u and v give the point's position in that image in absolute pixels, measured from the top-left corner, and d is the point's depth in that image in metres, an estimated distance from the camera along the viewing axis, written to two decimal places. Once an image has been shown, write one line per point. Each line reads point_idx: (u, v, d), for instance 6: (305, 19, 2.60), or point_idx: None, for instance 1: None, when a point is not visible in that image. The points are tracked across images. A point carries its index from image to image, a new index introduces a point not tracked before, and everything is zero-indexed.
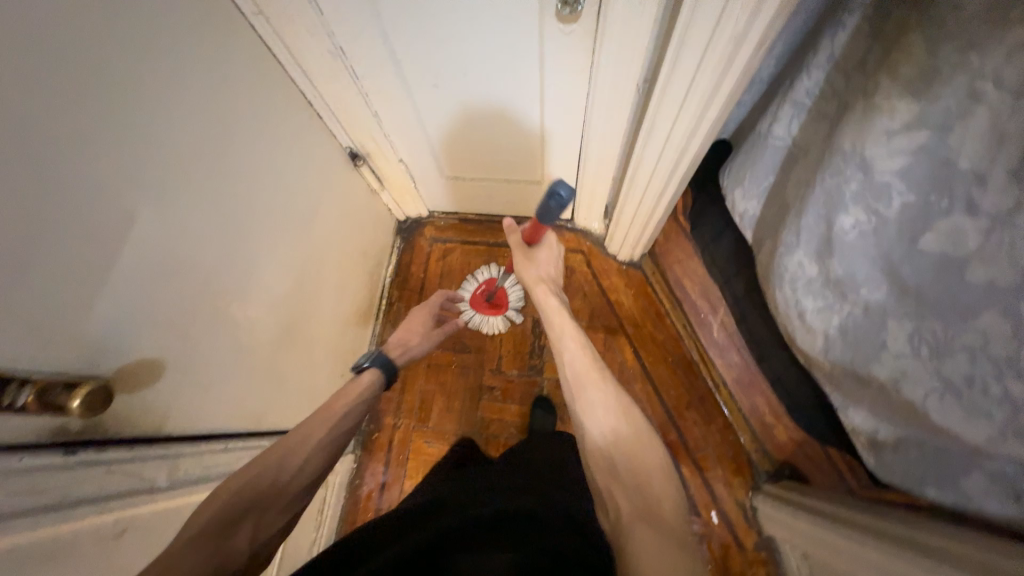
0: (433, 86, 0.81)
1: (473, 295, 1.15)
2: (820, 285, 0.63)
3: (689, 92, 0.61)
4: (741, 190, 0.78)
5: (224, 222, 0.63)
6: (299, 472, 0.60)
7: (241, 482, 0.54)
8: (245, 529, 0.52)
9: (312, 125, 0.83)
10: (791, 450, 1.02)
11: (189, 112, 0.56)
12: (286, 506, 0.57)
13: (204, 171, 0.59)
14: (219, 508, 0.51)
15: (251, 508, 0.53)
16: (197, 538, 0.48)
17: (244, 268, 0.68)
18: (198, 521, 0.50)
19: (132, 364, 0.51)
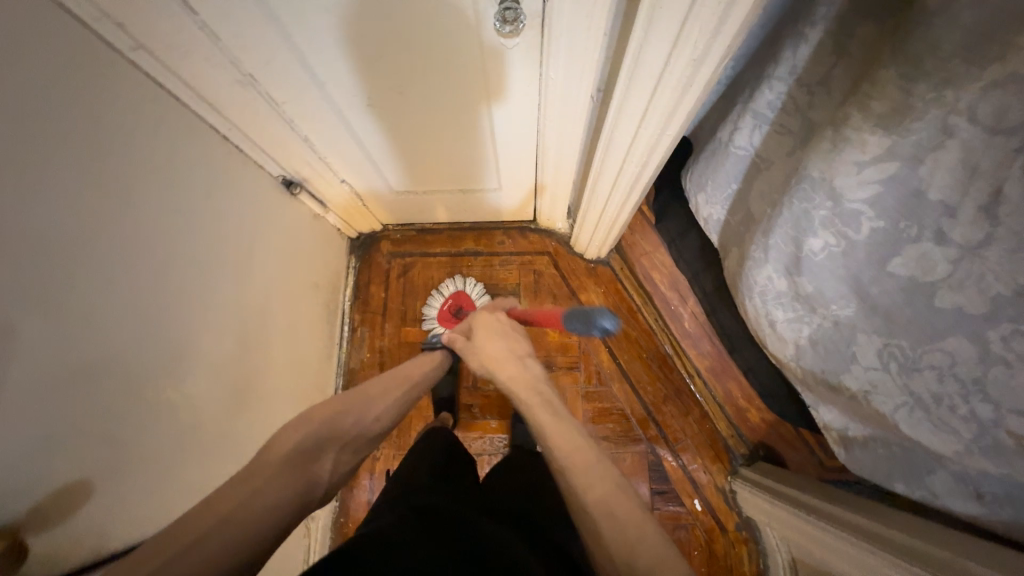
0: (367, 105, 0.73)
1: (439, 311, 1.12)
2: (789, 299, 0.63)
3: (646, 113, 0.56)
4: (704, 196, 0.75)
5: (138, 301, 0.55)
6: (368, 419, 0.65)
7: (326, 418, 0.59)
8: (333, 455, 0.57)
9: (231, 160, 0.73)
10: (763, 430, 1.06)
11: (75, 186, 0.47)
12: (351, 446, 0.61)
13: (107, 248, 0.51)
14: (315, 428, 0.57)
15: (330, 440, 0.57)
16: (291, 459, 0.51)
17: (169, 348, 0.60)
18: (289, 441, 0.53)
19: (53, 493, 0.45)
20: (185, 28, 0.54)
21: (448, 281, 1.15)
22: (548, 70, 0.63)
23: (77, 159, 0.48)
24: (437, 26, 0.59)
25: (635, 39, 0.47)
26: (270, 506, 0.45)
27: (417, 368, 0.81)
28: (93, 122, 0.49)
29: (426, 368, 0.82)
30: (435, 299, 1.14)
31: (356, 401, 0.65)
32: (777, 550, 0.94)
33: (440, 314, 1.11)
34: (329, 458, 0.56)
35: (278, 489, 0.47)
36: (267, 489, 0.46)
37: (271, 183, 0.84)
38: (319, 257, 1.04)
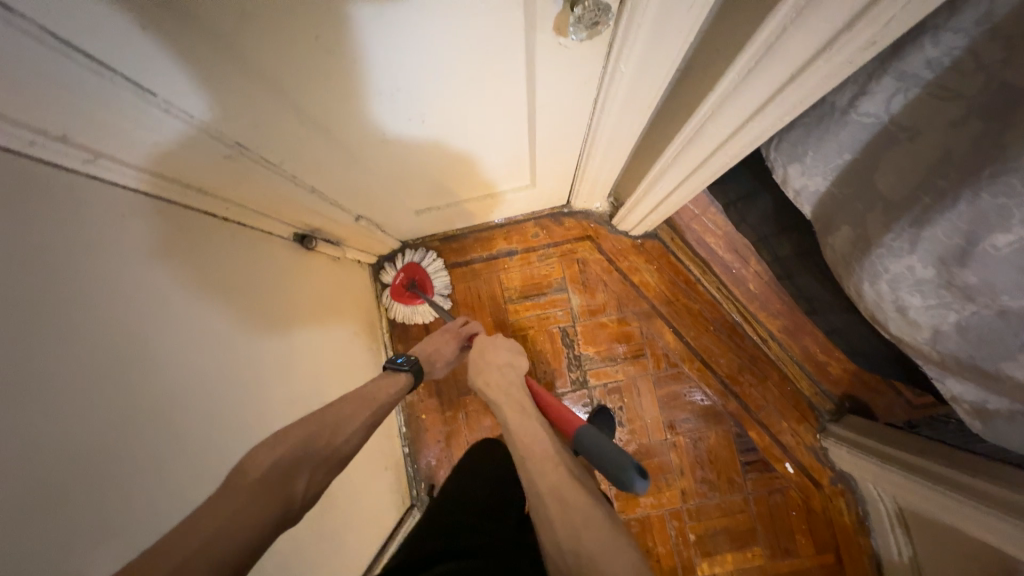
0: (383, 139, 0.61)
1: (393, 284, 1.05)
2: (934, 286, 0.53)
3: (763, 94, 0.45)
4: (796, 167, 0.62)
5: (189, 459, 0.47)
6: (341, 442, 0.59)
7: (297, 442, 0.54)
8: (303, 475, 0.52)
9: (240, 239, 0.61)
10: (848, 382, 0.99)
11: (70, 379, 0.37)
12: (324, 467, 0.55)
13: (138, 422, 0.42)
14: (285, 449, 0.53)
15: (302, 459, 0.53)
16: (265, 482, 0.48)
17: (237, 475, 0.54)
18: (261, 466, 0.49)
19: None
20: (145, 116, 0.40)
21: (399, 255, 1.07)
22: (616, 65, 0.49)
23: (57, 344, 0.36)
24: (455, 29, 0.44)
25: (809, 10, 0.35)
26: (241, 526, 0.42)
27: (381, 391, 0.70)
28: (73, 284, 0.38)
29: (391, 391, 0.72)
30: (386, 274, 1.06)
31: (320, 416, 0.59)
32: (881, 500, 0.94)
33: (394, 288, 1.04)
34: (303, 477, 0.52)
35: (253, 509, 0.44)
36: (237, 511, 0.43)
37: (284, 245, 0.72)
38: (348, 301, 0.94)
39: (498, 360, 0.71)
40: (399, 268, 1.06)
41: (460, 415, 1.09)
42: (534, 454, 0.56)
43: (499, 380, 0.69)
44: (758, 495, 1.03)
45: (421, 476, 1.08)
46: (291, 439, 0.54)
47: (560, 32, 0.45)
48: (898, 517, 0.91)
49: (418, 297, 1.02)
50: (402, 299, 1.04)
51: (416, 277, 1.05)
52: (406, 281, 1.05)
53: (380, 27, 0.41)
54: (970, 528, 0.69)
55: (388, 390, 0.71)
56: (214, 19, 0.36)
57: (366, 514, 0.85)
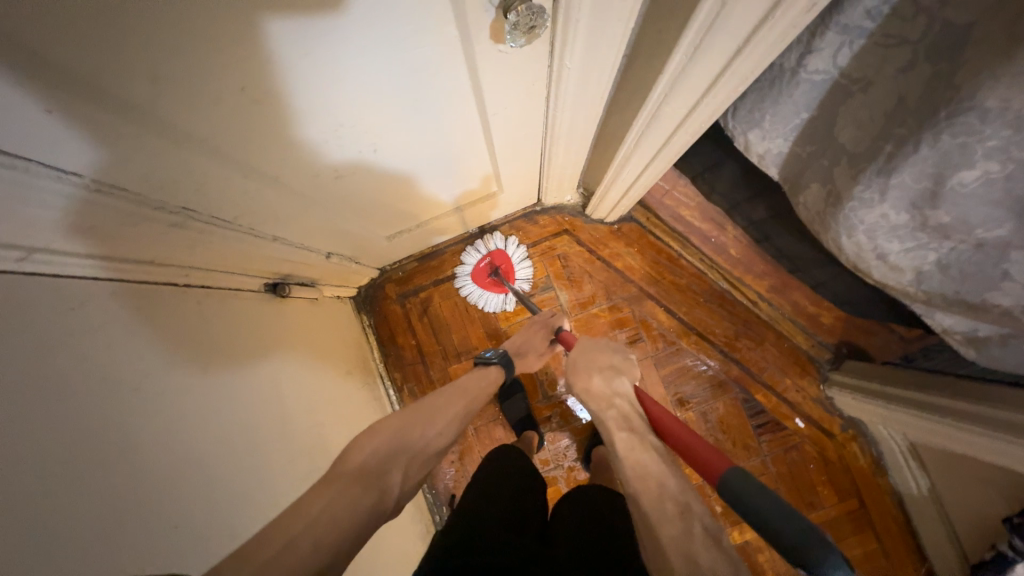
0: (338, 176, 0.59)
1: (476, 266, 1.03)
2: (908, 230, 0.53)
3: (715, 67, 0.44)
4: (757, 132, 0.63)
5: (199, 545, 0.45)
6: (431, 437, 0.59)
7: (389, 440, 0.53)
8: (397, 470, 0.52)
9: (209, 303, 0.58)
10: (840, 329, 1.01)
11: (47, 500, 0.34)
12: (420, 459, 0.57)
13: (133, 523, 0.39)
14: (381, 443, 0.52)
15: (399, 453, 0.54)
16: (364, 471, 0.49)
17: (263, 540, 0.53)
18: (360, 456, 0.50)
19: None
20: (72, 200, 0.38)
21: (485, 237, 1.05)
22: (563, 63, 0.48)
23: (23, 465, 0.33)
24: (393, 52, 0.42)
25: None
26: (341, 517, 0.42)
27: (475, 382, 0.71)
28: (37, 393, 0.35)
29: (484, 384, 0.71)
30: (468, 258, 1.03)
31: (418, 414, 0.59)
32: (891, 439, 0.96)
33: (475, 270, 1.03)
34: (394, 472, 0.52)
35: (345, 501, 0.44)
36: (335, 502, 0.43)
37: (257, 297, 0.69)
38: (335, 340, 0.91)
39: (603, 362, 0.66)
40: (482, 253, 1.04)
41: (468, 431, 1.08)
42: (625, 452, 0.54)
43: (602, 388, 0.63)
44: (775, 455, 1.04)
45: (441, 502, 1.06)
46: (386, 430, 0.54)
47: (497, 41, 0.44)
48: (910, 452, 0.93)
49: (501, 285, 1.02)
50: (484, 283, 1.03)
51: (500, 265, 1.03)
52: (490, 266, 1.03)
53: (304, 57, 0.39)
54: (983, 455, 0.70)
55: (480, 384, 0.71)
56: (124, 88, 0.33)
57: (394, 551, 0.83)
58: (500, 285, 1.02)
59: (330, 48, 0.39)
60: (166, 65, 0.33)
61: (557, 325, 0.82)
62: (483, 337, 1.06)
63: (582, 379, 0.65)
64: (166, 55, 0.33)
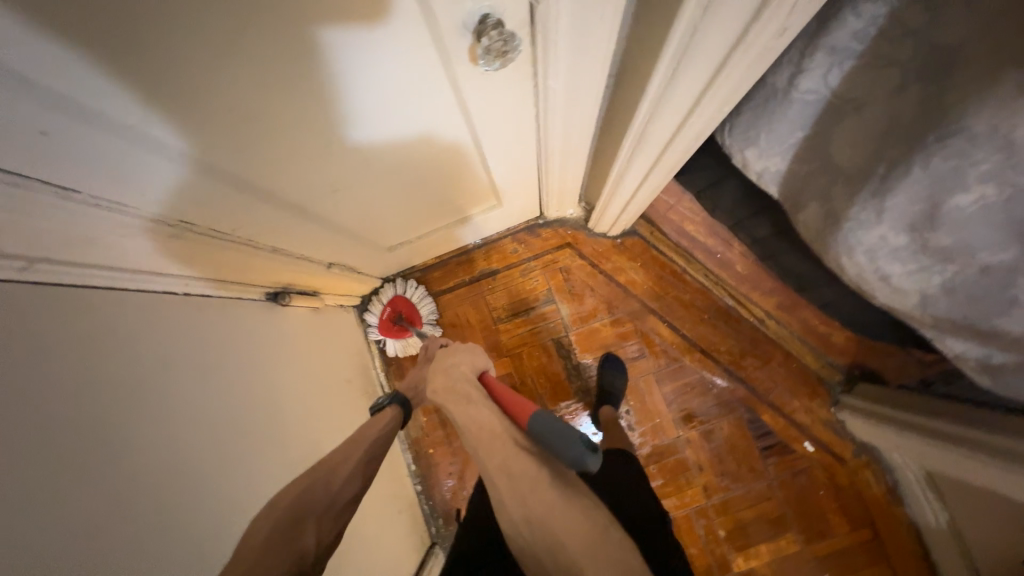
0: (334, 190, 0.61)
1: (381, 319, 1.02)
2: (910, 253, 0.51)
3: (704, 83, 0.44)
4: (754, 150, 0.62)
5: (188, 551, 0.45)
6: (336, 490, 0.59)
7: (290, 502, 0.54)
8: (309, 533, 0.53)
9: (208, 312, 0.60)
10: (851, 350, 0.98)
11: (43, 503, 0.35)
12: (331, 515, 0.57)
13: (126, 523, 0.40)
14: (283, 511, 0.53)
15: (303, 515, 0.54)
16: (269, 544, 0.48)
17: None
18: (262, 530, 0.50)
19: None
20: (76, 214, 0.40)
21: (385, 287, 1.05)
22: (547, 81, 0.49)
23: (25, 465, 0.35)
24: (372, 75, 0.44)
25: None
26: None
27: (372, 426, 0.71)
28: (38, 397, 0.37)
29: (378, 429, 0.71)
30: (371, 311, 1.03)
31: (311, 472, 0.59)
32: (906, 467, 0.91)
33: (380, 323, 1.02)
34: (310, 532, 0.53)
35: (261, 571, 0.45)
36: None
37: (257, 305, 0.71)
38: (335, 348, 0.93)
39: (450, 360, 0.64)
40: (383, 303, 1.03)
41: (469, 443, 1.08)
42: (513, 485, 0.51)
43: (445, 383, 0.60)
44: (782, 480, 1.00)
45: (439, 515, 1.06)
46: (284, 498, 0.54)
47: (475, 64, 0.45)
48: (927, 482, 0.88)
49: (408, 330, 1.01)
50: (390, 333, 1.02)
51: (402, 311, 1.03)
52: (392, 315, 1.02)
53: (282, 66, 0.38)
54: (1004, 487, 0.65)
55: (383, 427, 0.72)
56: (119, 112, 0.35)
57: (388, 560, 0.83)
58: (406, 330, 1.02)
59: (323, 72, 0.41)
60: (161, 90, 0.35)
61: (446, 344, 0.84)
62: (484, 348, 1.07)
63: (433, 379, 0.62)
64: (159, 80, 0.34)
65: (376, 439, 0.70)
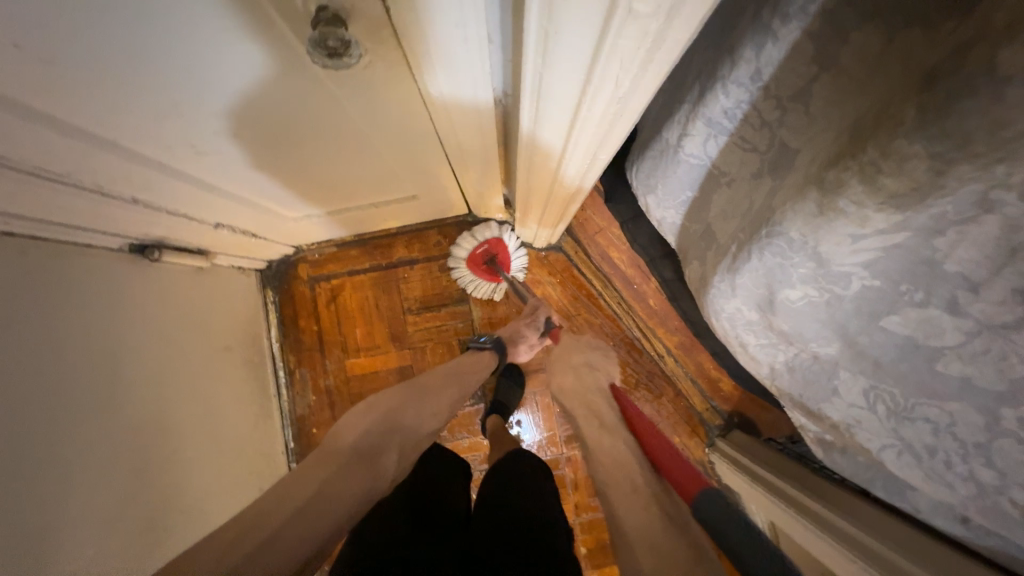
0: (198, 151, 0.55)
1: (473, 252, 1.00)
2: (761, 329, 0.53)
3: (569, 150, 0.43)
4: (654, 197, 0.63)
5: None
6: (422, 419, 0.71)
7: (381, 416, 0.66)
8: (391, 451, 0.63)
9: (40, 257, 0.55)
10: (736, 398, 1.03)
11: None
12: (410, 442, 0.67)
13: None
14: (371, 427, 0.64)
15: (390, 435, 0.64)
16: (357, 450, 0.59)
17: (50, 513, 0.51)
18: (351, 438, 0.61)
19: None
20: None
21: (488, 224, 1.01)
22: (426, 79, 0.46)
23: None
24: (223, 43, 0.40)
25: (576, 80, 0.32)
26: (338, 494, 0.51)
27: (469, 367, 0.83)
28: None
29: (476, 369, 0.83)
30: (468, 240, 1.00)
31: (411, 398, 0.72)
32: (757, 516, 0.96)
33: (472, 254, 1.00)
34: (390, 451, 0.63)
35: (348, 474, 0.54)
36: (330, 480, 0.53)
37: (112, 257, 0.65)
38: (220, 313, 0.88)
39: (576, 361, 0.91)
40: (485, 238, 1.00)
41: None
42: (601, 459, 0.61)
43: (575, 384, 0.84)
44: None
45: None
46: (379, 412, 0.67)
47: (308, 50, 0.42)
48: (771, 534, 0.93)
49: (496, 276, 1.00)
50: (478, 270, 1.01)
51: (497, 254, 1.01)
52: (486, 254, 1.00)
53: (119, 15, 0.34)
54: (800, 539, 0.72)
55: (479, 371, 0.84)
56: None
57: None
58: (493, 273, 1.01)
59: (174, 29, 0.37)
60: None
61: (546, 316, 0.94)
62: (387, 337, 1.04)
63: (561, 378, 0.88)
64: None
65: (467, 382, 0.81)
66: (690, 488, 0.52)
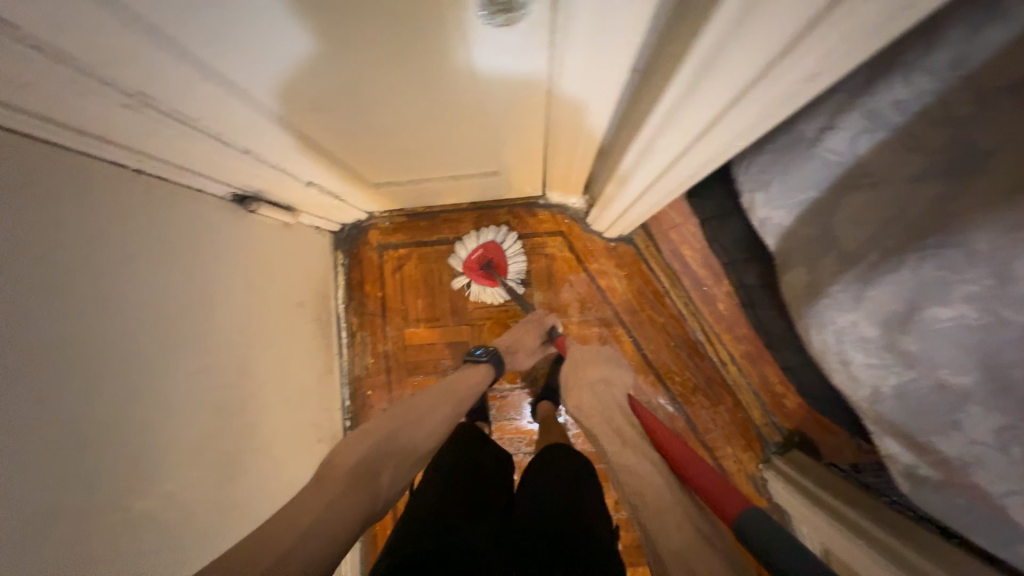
0: (313, 109, 0.55)
1: (468, 260, 1.00)
2: (876, 347, 0.49)
3: (714, 127, 0.43)
4: (762, 194, 0.60)
5: (58, 453, 0.44)
6: (421, 438, 0.67)
7: (379, 439, 0.61)
8: (387, 472, 0.59)
9: (160, 198, 0.58)
10: (800, 417, 0.98)
11: None
12: (407, 461, 0.63)
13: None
14: (369, 445, 0.59)
15: (386, 454, 0.60)
16: (353, 474, 0.55)
17: (147, 438, 0.54)
18: (349, 458, 0.57)
19: None
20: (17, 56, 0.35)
21: (488, 231, 1.02)
22: (563, 49, 0.44)
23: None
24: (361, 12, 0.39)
25: (777, 42, 0.32)
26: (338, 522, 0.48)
27: (461, 384, 0.78)
28: None
29: (472, 381, 0.79)
30: (463, 248, 1.01)
31: (404, 413, 0.67)
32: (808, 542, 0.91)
33: (467, 262, 1.00)
34: (386, 472, 0.59)
35: (348, 498, 0.51)
36: (335, 501, 0.50)
37: (217, 204, 0.69)
38: (298, 270, 0.91)
39: (593, 378, 0.74)
40: (477, 244, 1.01)
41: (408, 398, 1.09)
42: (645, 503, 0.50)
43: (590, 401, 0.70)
44: None
45: None
46: (377, 432, 0.62)
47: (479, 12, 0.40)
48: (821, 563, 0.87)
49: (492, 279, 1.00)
50: (473, 274, 1.00)
51: (493, 258, 1.01)
52: (481, 258, 1.00)
53: None
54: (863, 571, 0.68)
55: (475, 384, 0.79)
56: None
57: (289, 483, 0.83)
58: (491, 277, 1.00)
59: None
60: None
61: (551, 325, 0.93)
62: (447, 311, 1.06)
63: (575, 395, 0.72)
64: None
65: (466, 395, 0.77)
66: (729, 509, 0.48)
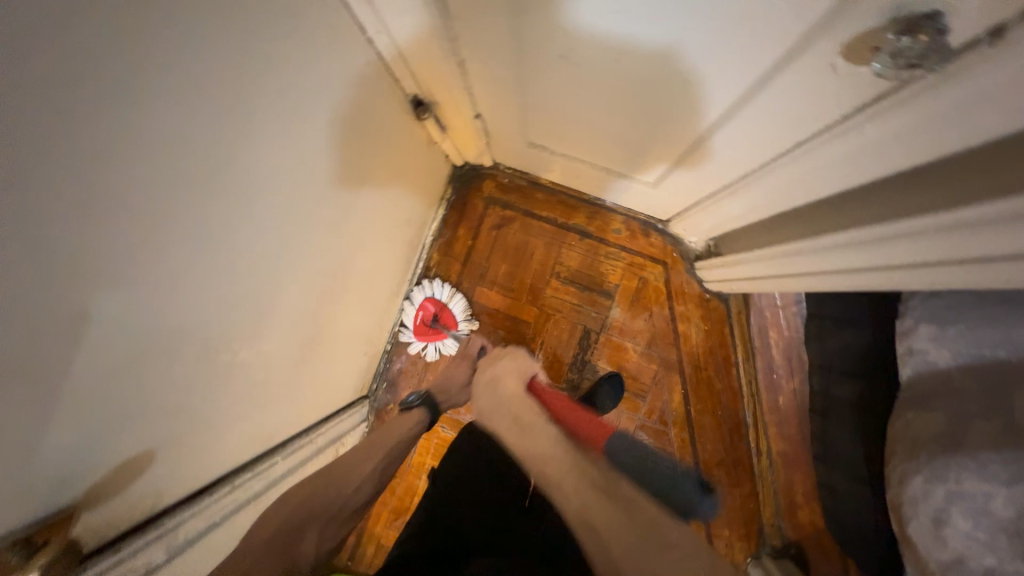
0: (562, 57, 0.53)
1: (416, 323, 1.01)
2: (999, 524, 0.52)
3: (937, 265, 0.42)
4: (931, 327, 0.63)
5: (234, 280, 0.45)
6: (349, 494, 0.64)
7: (298, 505, 0.59)
8: (310, 536, 0.58)
9: (368, 74, 0.57)
10: (805, 532, 0.96)
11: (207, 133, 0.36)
12: (337, 522, 0.62)
13: (181, 211, 0.36)
14: (291, 514, 0.58)
15: (310, 517, 0.59)
16: (270, 547, 0.53)
17: (273, 296, 0.54)
18: (269, 530, 0.55)
19: (131, 460, 0.41)
20: None
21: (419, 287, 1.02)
22: (862, 114, 0.42)
23: (162, 60, 0.30)
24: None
25: None
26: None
27: (395, 429, 0.76)
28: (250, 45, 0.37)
29: (409, 428, 0.77)
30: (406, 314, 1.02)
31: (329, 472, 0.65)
32: None
33: (415, 326, 1.01)
34: (309, 537, 0.57)
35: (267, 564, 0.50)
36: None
37: (399, 102, 0.68)
38: (419, 193, 0.91)
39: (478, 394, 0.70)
40: (417, 307, 1.01)
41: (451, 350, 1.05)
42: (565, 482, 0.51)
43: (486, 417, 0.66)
44: None
45: (384, 378, 1.04)
46: (302, 496, 0.60)
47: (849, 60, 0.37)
48: None
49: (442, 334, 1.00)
50: (425, 335, 1.01)
51: (438, 314, 1.02)
52: (427, 318, 1.01)
53: None
54: None
55: (408, 429, 0.76)
56: None
57: (331, 386, 0.83)
58: (438, 333, 1.01)
59: None
60: None
61: (473, 347, 0.90)
62: (525, 286, 1.05)
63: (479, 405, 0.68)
64: None
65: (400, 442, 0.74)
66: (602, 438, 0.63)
